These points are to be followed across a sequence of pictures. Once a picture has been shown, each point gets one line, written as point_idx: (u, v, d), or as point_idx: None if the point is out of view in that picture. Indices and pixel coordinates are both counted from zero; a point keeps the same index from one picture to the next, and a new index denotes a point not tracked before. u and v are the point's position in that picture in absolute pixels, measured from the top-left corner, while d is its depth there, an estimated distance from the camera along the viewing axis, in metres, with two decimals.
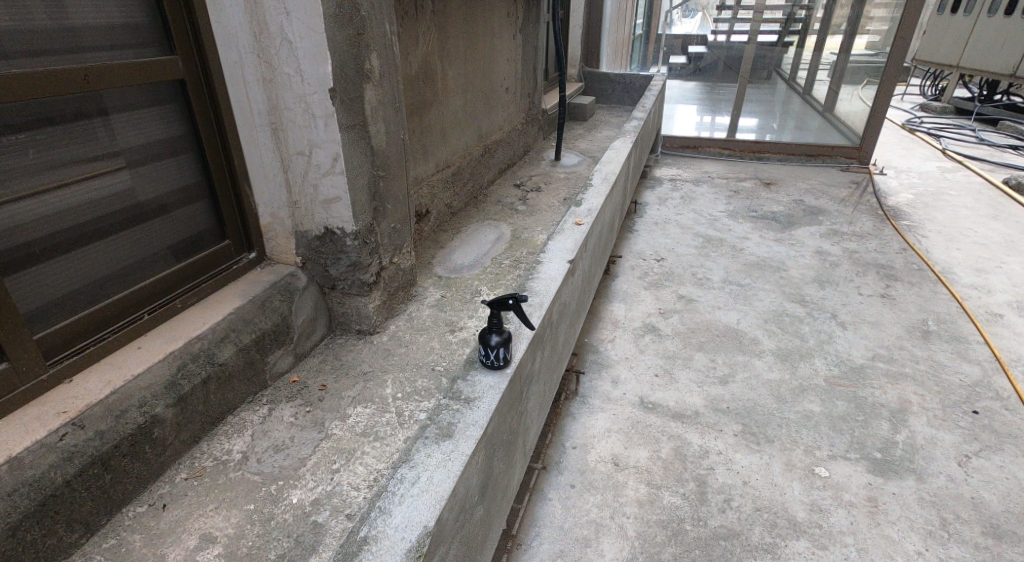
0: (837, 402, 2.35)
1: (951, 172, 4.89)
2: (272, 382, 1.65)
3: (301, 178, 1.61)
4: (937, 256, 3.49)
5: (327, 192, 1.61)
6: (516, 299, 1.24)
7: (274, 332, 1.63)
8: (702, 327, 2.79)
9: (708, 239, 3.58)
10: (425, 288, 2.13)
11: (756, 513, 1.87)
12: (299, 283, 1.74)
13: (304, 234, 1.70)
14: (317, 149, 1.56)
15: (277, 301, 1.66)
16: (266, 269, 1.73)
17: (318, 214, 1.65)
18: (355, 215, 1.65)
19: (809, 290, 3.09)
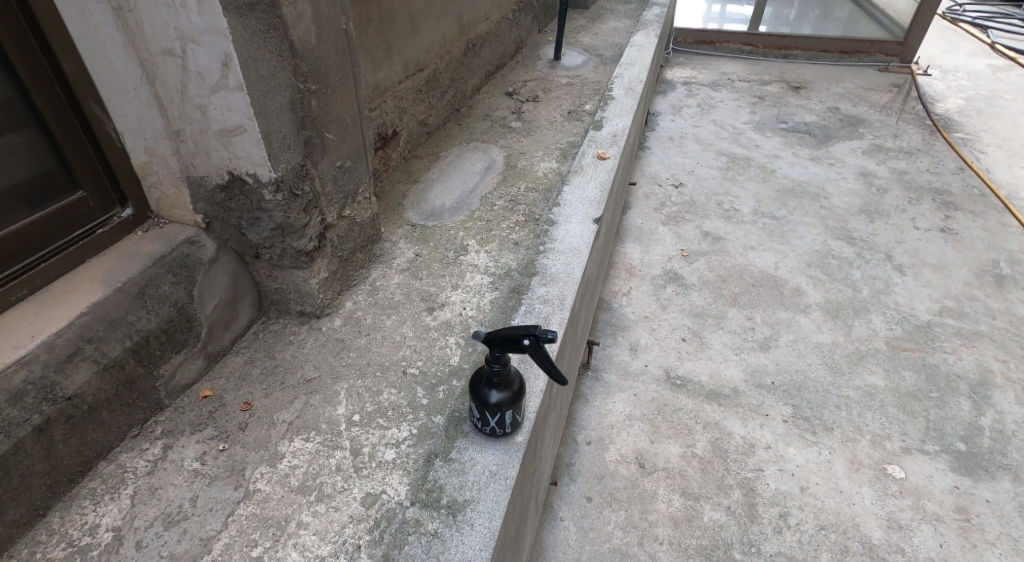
0: (904, 371, 1.88)
1: (1003, 72, 4.25)
2: (171, 402, 1.15)
3: (180, 93, 1.02)
4: (1000, 175, 2.79)
5: (222, 117, 1.02)
6: (535, 338, 0.92)
7: (165, 334, 1.11)
8: (734, 275, 2.24)
9: (733, 158, 2.86)
10: (393, 246, 1.61)
11: (821, 535, 1.49)
12: (205, 255, 1.19)
13: (200, 182, 1.12)
14: (195, 46, 0.96)
15: (167, 285, 1.12)
16: (152, 232, 1.17)
17: (216, 153, 1.07)
18: (272, 154, 1.07)
19: (855, 223, 2.46)
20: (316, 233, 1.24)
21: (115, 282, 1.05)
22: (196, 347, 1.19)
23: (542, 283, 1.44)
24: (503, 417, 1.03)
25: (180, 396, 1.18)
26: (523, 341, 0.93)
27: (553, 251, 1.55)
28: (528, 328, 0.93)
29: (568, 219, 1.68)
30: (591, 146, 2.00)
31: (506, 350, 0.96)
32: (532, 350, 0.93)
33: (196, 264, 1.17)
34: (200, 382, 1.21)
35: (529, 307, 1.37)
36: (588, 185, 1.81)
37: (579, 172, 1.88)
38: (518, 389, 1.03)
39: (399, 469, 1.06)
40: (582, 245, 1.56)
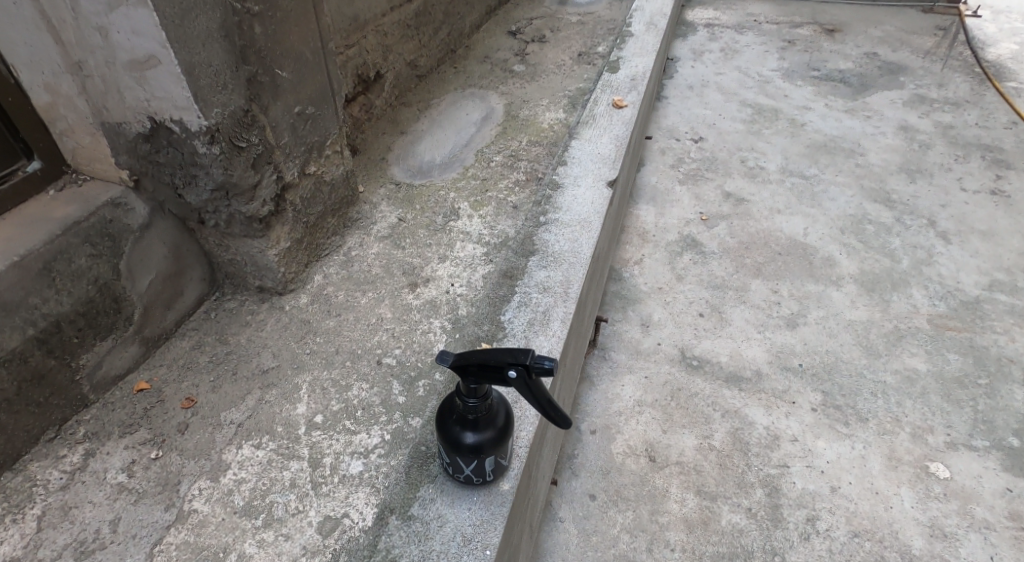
0: (948, 355, 1.66)
1: None
2: (97, 397, 0.97)
3: (72, 10, 0.83)
4: None
5: (130, 45, 0.85)
6: (524, 370, 0.70)
7: (82, 317, 0.92)
8: (759, 242, 2.00)
9: (759, 109, 2.57)
10: (373, 207, 1.40)
11: (854, 543, 1.32)
12: (135, 220, 1.00)
13: (117, 129, 0.95)
14: None
15: (82, 258, 0.93)
16: (66, 189, 0.99)
17: (131, 92, 0.90)
18: (200, 95, 0.89)
19: (894, 183, 2.17)
20: (270, 193, 1.06)
21: (11, 255, 0.86)
22: (128, 331, 1.00)
23: (542, 265, 1.22)
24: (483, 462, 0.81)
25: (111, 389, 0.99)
26: (506, 374, 0.71)
27: (557, 222, 1.33)
28: (514, 357, 0.71)
29: (576, 182, 1.46)
30: (602, 99, 1.75)
31: (484, 381, 0.75)
32: (520, 384, 0.71)
33: (123, 231, 0.98)
34: (138, 372, 1.03)
35: (525, 298, 1.15)
36: (600, 141, 1.58)
37: (590, 124, 1.64)
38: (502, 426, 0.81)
39: (366, 487, 0.88)
40: (591, 216, 1.34)
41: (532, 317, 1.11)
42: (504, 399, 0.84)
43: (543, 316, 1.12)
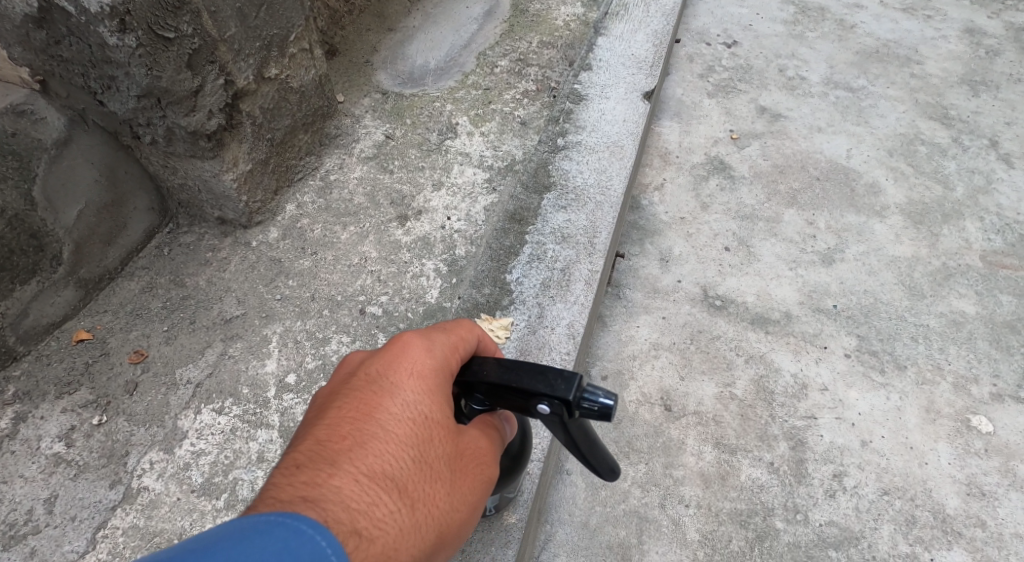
0: (1000, 296, 1.48)
1: None
2: (29, 350, 0.92)
3: None
4: None
5: None
6: (565, 407, 0.58)
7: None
8: (795, 165, 1.79)
9: (803, 8, 2.24)
10: (356, 124, 1.22)
11: (883, 502, 1.21)
12: (47, 135, 0.88)
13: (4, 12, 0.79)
14: None
15: None
16: None
17: None
18: None
19: (952, 96, 1.91)
20: (217, 102, 0.92)
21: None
22: (57, 273, 0.92)
23: (560, 206, 1.09)
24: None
25: (45, 339, 0.93)
26: (539, 405, 0.59)
27: (579, 147, 1.18)
28: (550, 386, 0.59)
29: (604, 92, 1.28)
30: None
31: (507, 402, 0.62)
32: (557, 417, 0.60)
33: (32, 148, 0.86)
34: (78, 318, 0.96)
35: (539, 249, 1.04)
36: (632, 39, 1.38)
37: (621, 17, 1.43)
38: (516, 452, 0.80)
39: None
40: (621, 140, 1.19)
41: (548, 278, 1.00)
42: (517, 422, 0.81)
43: (562, 276, 1.01)
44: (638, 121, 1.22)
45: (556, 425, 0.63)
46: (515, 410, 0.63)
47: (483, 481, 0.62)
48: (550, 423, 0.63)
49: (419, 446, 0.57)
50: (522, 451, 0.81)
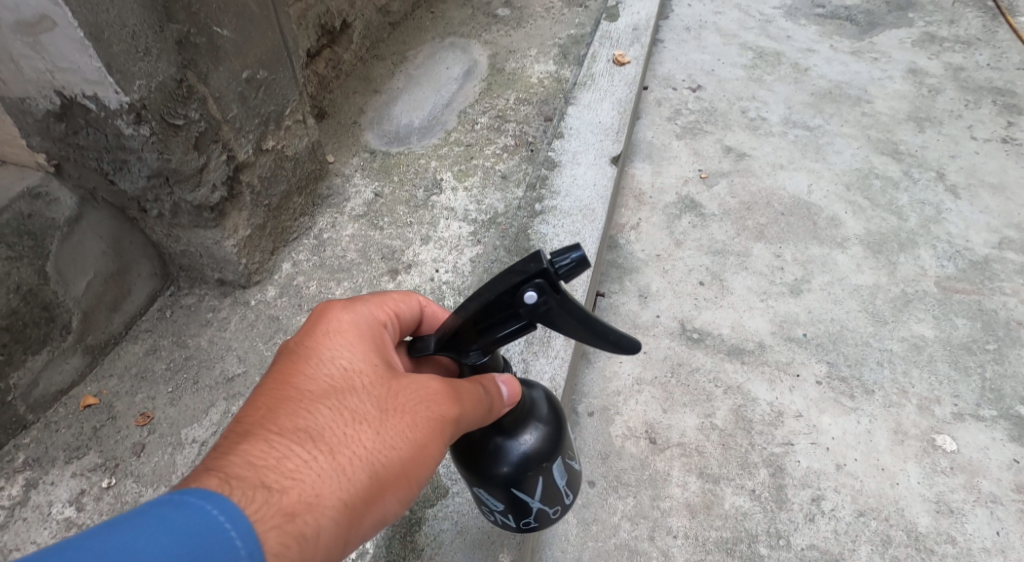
0: (957, 319, 1.57)
1: None
2: (39, 417, 0.95)
3: None
4: None
5: (15, 3, 0.72)
6: (543, 278, 0.63)
7: (6, 333, 0.88)
8: (761, 202, 1.89)
9: (761, 53, 2.40)
10: (347, 183, 1.29)
11: (859, 523, 1.27)
12: (60, 214, 0.93)
13: (26, 108, 0.85)
14: None
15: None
16: None
17: (31, 64, 0.78)
18: (113, 68, 0.77)
19: (902, 132, 2.04)
20: (220, 177, 0.97)
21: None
22: (67, 342, 0.96)
23: None
24: (556, 489, 0.88)
25: (53, 406, 0.97)
26: (522, 298, 0.64)
27: (554, 212, 1.24)
28: (521, 273, 0.64)
29: (575, 158, 1.35)
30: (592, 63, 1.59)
31: (500, 315, 0.68)
32: (543, 301, 0.64)
33: (46, 228, 0.91)
34: (85, 384, 1.01)
35: None
36: (599, 108, 1.46)
37: (588, 88, 1.51)
38: (548, 416, 0.85)
39: None
40: (593, 204, 1.26)
41: None
42: (541, 391, 0.87)
43: None
44: (608, 184, 1.29)
45: (552, 318, 0.66)
46: (506, 318, 0.68)
47: (429, 419, 0.66)
48: (546, 320, 0.66)
49: (334, 397, 0.63)
50: (555, 411, 0.87)
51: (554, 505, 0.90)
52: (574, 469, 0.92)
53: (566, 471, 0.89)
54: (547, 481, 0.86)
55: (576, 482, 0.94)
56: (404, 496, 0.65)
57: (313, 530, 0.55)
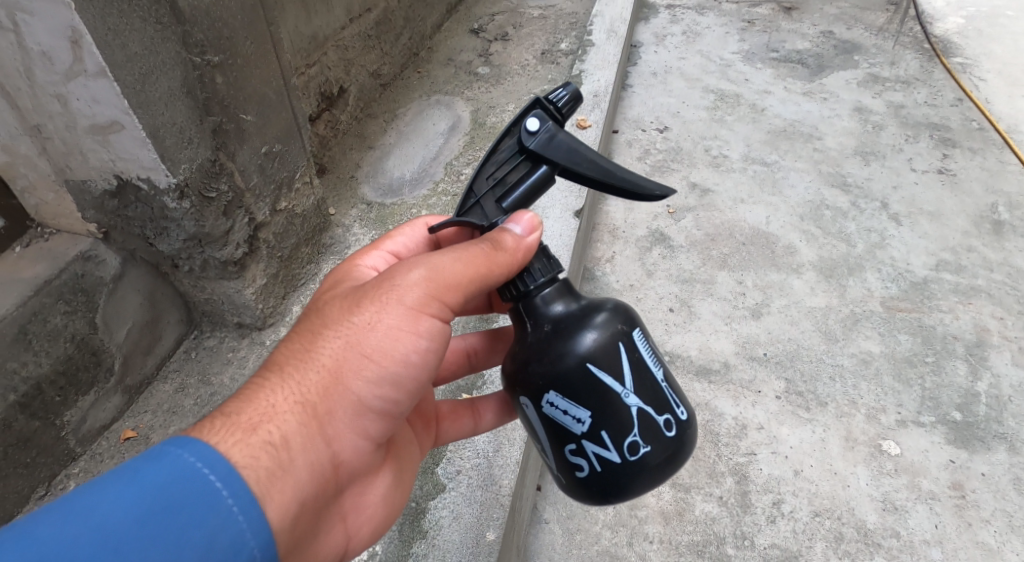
0: (900, 335, 1.74)
1: None
2: (85, 450, 1.08)
3: (27, 80, 0.82)
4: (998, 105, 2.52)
5: (90, 111, 0.84)
6: (542, 106, 0.79)
7: (63, 376, 1.01)
8: (724, 233, 2.07)
9: (721, 95, 2.61)
10: (347, 232, 1.45)
11: (815, 522, 1.42)
12: (107, 272, 1.07)
13: (83, 187, 0.97)
14: (28, 18, 0.75)
15: (59, 318, 1.00)
16: (36, 248, 1.04)
17: (94, 153, 0.91)
18: (167, 158, 0.90)
19: (849, 166, 2.25)
20: (242, 236, 1.10)
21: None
22: (109, 383, 1.10)
23: None
24: (658, 388, 0.82)
25: (96, 440, 1.10)
26: (527, 131, 0.78)
27: None
28: (523, 115, 0.79)
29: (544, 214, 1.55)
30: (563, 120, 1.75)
31: (509, 153, 0.80)
32: (544, 126, 0.78)
33: (97, 285, 1.05)
34: (123, 419, 1.14)
35: None
36: None
37: None
38: (602, 309, 0.82)
39: None
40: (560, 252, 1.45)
41: None
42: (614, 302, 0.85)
43: None
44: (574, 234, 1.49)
45: (551, 148, 0.78)
46: (511, 158, 0.80)
47: (393, 296, 0.76)
48: (546, 156, 0.78)
49: (298, 331, 0.77)
50: (621, 313, 0.83)
51: (666, 414, 0.81)
52: (676, 386, 0.86)
53: (662, 373, 0.84)
54: (641, 372, 0.81)
55: (683, 402, 0.86)
56: (388, 383, 0.76)
57: (281, 434, 0.69)
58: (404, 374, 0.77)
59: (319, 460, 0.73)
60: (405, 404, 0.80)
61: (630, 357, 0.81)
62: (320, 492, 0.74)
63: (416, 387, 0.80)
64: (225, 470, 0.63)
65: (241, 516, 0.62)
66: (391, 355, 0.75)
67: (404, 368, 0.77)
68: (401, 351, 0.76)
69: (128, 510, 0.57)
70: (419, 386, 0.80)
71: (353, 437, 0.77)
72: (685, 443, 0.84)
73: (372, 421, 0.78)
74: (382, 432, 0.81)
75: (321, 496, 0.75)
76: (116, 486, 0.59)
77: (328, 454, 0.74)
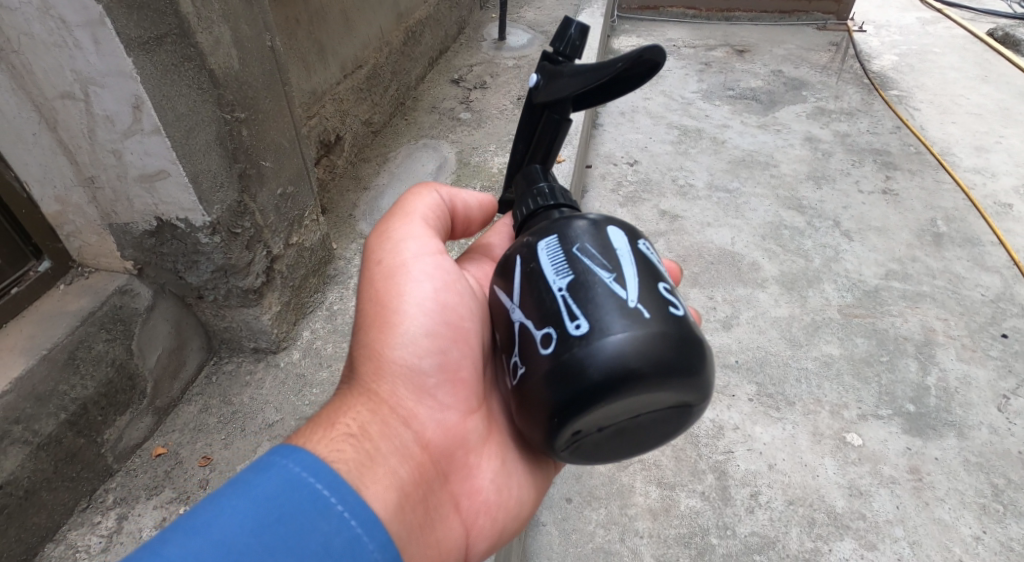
0: (857, 338, 1.91)
1: (945, 8, 4.22)
2: (121, 465, 1.17)
3: (88, 138, 0.97)
4: (931, 132, 2.80)
5: (141, 163, 0.99)
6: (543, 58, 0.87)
7: (105, 397, 1.12)
8: (694, 254, 2.24)
9: (684, 131, 2.85)
10: (349, 263, 1.58)
11: (790, 510, 1.54)
12: (141, 303, 1.18)
13: (125, 229, 1.10)
14: (97, 88, 0.90)
15: (101, 343, 1.11)
16: (77, 284, 1.15)
17: (139, 198, 1.04)
18: (202, 199, 1.04)
19: (804, 190, 2.47)
20: (261, 266, 1.22)
21: (39, 351, 1.02)
22: (142, 404, 1.20)
23: None
24: (547, 300, 0.71)
25: (131, 457, 1.19)
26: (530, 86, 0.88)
27: None
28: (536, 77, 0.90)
29: None
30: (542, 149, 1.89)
31: (529, 113, 0.90)
32: (542, 73, 0.86)
33: (132, 315, 1.16)
34: (153, 438, 1.23)
35: None
36: None
37: None
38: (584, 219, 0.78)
39: None
40: None
41: None
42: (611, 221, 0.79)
43: None
44: None
45: (550, 85, 0.85)
46: (528, 117, 0.90)
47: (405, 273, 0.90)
48: (547, 93, 0.85)
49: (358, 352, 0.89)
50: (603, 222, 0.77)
51: (548, 329, 0.69)
52: (608, 305, 0.68)
53: (569, 283, 0.70)
54: (534, 280, 0.73)
55: (600, 326, 0.66)
56: (429, 340, 0.83)
57: (357, 425, 0.78)
58: (437, 323, 0.84)
59: (404, 443, 0.80)
60: (466, 356, 0.86)
61: (594, 256, 0.72)
62: (422, 476, 0.80)
63: (458, 330, 0.86)
64: (326, 473, 0.69)
65: (353, 519, 0.66)
66: (404, 312, 0.84)
67: (432, 319, 0.84)
68: (410, 302, 0.84)
69: (244, 523, 0.62)
70: (464, 330, 0.87)
71: (433, 412, 0.83)
72: (582, 376, 0.64)
73: (444, 390, 0.84)
74: (465, 400, 0.86)
75: (426, 483, 0.81)
76: (229, 502, 0.64)
77: (412, 436, 0.81)
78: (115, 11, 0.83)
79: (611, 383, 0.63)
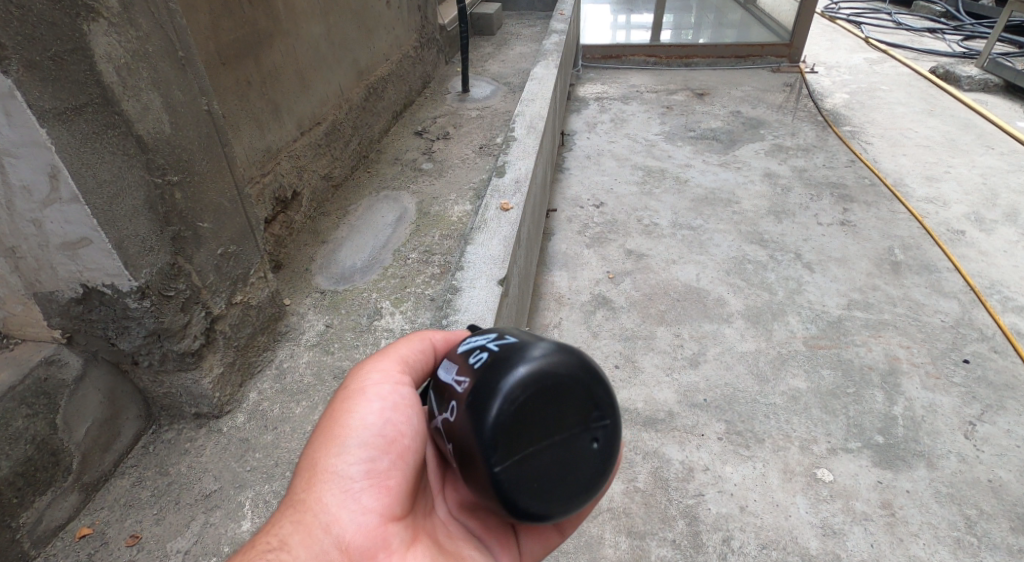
0: (822, 370, 1.90)
1: (891, 49, 4.41)
2: (41, 550, 1.08)
3: (9, 208, 0.97)
4: (884, 164, 2.87)
5: (63, 231, 0.98)
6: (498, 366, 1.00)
7: (23, 477, 1.05)
8: (660, 292, 2.23)
9: (648, 171, 2.90)
10: (300, 318, 1.54)
11: (763, 554, 1.46)
12: (69, 373, 1.13)
13: (52, 297, 1.08)
14: (14, 159, 0.91)
15: (20, 420, 1.05)
16: (3, 355, 1.11)
17: (64, 266, 1.03)
18: (126, 262, 1.03)
19: (766, 224, 2.51)
20: (199, 328, 1.20)
21: None
22: (67, 481, 1.12)
23: None
24: None
25: (52, 541, 1.10)
26: None
27: (458, 323, 1.38)
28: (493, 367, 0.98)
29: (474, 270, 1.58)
30: (495, 178, 1.85)
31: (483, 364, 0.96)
32: None
33: (58, 387, 1.11)
34: (79, 518, 1.14)
35: None
36: (489, 244, 1.59)
37: (481, 229, 1.65)
38: None
39: None
40: (486, 313, 1.39)
41: None
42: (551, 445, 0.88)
43: None
44: (498, 297, 1.43)
45: None
46: None
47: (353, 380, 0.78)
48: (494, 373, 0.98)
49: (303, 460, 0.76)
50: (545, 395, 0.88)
51: None
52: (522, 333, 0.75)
53: None
54: None
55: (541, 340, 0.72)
56: (358, 449, 0.71)
57: (278, 537, 0.68)
58: (373, 436, 0.72)
59: (322, 554, 0.68)
60: (397, 469, 0.72)
61: None
62: None
63: (397, 445, 0.73)
64: None
65: None
66: (350, 418, 0.73)
67: (372, 424, 0.73)
68: (348, 416, 0.73)
69: None
70: (402, 449, 0.73)
71: (354, 528, 0.69)
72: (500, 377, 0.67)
73: (368, 500, 0.70)
74: (392, 510, 0.71)
75: None
76: None
77: (333, 543, 0.68)
78: (28, 84, 0.86)
79: (524, 384, 0.67)
